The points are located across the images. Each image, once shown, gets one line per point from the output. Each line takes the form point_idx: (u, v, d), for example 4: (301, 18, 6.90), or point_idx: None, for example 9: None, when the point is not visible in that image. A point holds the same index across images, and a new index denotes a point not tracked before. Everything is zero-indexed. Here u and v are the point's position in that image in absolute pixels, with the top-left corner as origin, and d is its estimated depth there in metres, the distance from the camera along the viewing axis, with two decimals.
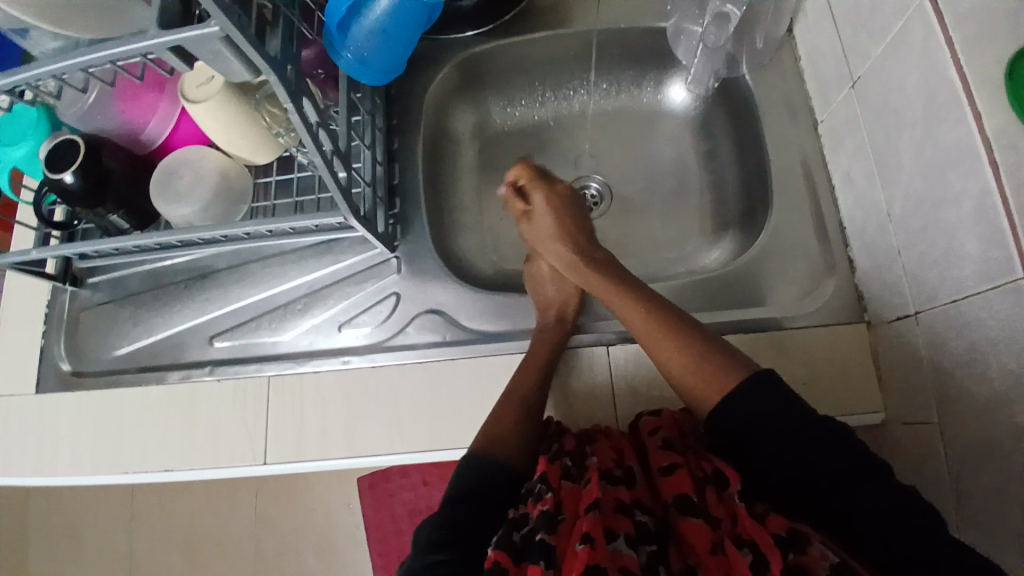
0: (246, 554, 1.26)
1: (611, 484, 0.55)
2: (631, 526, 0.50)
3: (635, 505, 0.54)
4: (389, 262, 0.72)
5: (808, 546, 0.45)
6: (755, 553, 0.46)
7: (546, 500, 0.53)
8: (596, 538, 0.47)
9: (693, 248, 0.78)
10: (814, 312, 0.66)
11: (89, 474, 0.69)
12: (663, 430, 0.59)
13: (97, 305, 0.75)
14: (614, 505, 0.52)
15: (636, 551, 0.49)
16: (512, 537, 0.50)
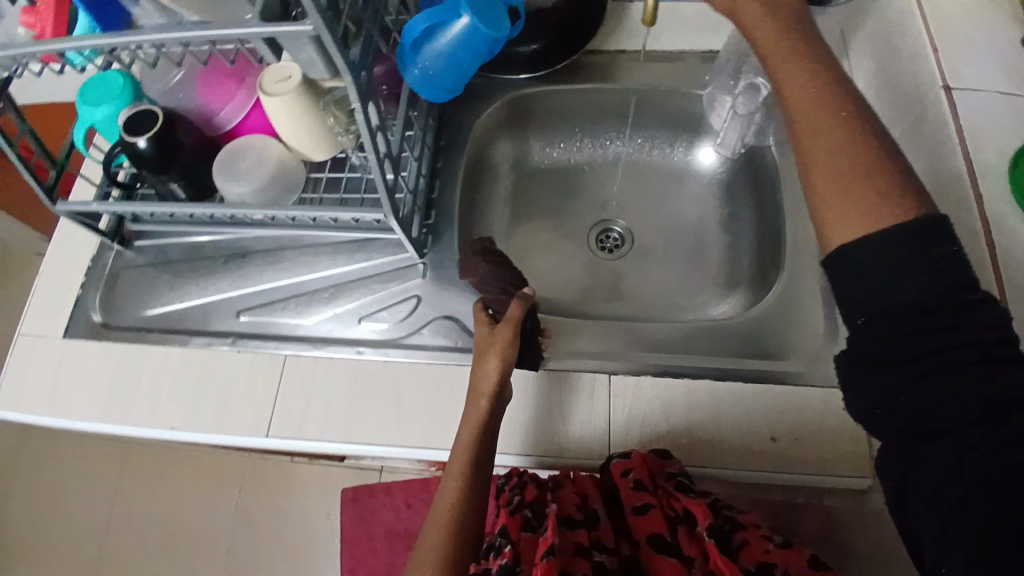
0: (219, 547, 1.25)
1: (572, 528, 0.63)
2: (587, 568, 0.59)
3: (594, 547, 0.63)
4: (416, 267, 0.76)
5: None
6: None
7: (505, 553, 0.60)
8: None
9: (705, 300, 0.81)
10: (813, 373, 0.68)
11: (99, 421, 0.71)
12: (635, 472, 0.61)
13: (137, 266, 0.79)
14: (573, 548, 0.61)
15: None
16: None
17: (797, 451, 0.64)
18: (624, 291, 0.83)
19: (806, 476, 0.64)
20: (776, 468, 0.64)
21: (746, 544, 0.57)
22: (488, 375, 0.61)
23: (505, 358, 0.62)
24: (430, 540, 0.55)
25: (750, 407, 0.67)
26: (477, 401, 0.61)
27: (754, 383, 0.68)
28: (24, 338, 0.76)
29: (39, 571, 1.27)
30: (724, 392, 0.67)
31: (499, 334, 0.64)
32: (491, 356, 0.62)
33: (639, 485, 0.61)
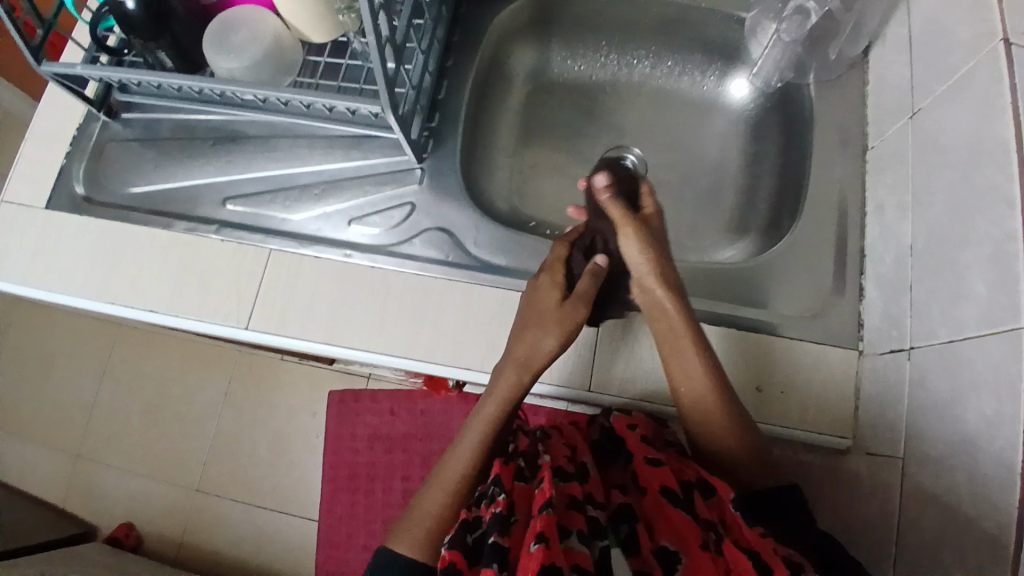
0: (206, 434, 1.28)
1: (563, 481, 0.57)
2: (584, 523, 0.52)
3: (587, 501, 0.56)
4: (414, 172, 0.72)
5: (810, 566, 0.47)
6: (755, 558, 0.48)
7: (500, 501, 0.53)
8: (549, 537, 0.48)
9: (710, 243, 0.76)
10: (810, 328, 0.65)
11: (79, 297, 0.69)
12: (640, 428, 0.63)
13: (125, 140, 0.75)
14: (567, 501, 0.54)
15: (589, 548, 0.50)
16: (464, 537, 0.52)
17: (783, 404, 0.63)
18: None
19: (784, 430, 0.63)
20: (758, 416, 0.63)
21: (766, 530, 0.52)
22: (541, 351, 0.59)
23: (564, 343, 0.61)
24: (429, 503, 0.56)
25: (740, 354, 0.64)
26: (515, 373, 0.60)
27: (750, 331, 0.65)
28: (6, 205, 0.73)
29: (30, 437, 1.31)
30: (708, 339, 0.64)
31: (570, 312, 0.61)
32: (553, 335, 0.60)
33: (643, 437, 0.62)
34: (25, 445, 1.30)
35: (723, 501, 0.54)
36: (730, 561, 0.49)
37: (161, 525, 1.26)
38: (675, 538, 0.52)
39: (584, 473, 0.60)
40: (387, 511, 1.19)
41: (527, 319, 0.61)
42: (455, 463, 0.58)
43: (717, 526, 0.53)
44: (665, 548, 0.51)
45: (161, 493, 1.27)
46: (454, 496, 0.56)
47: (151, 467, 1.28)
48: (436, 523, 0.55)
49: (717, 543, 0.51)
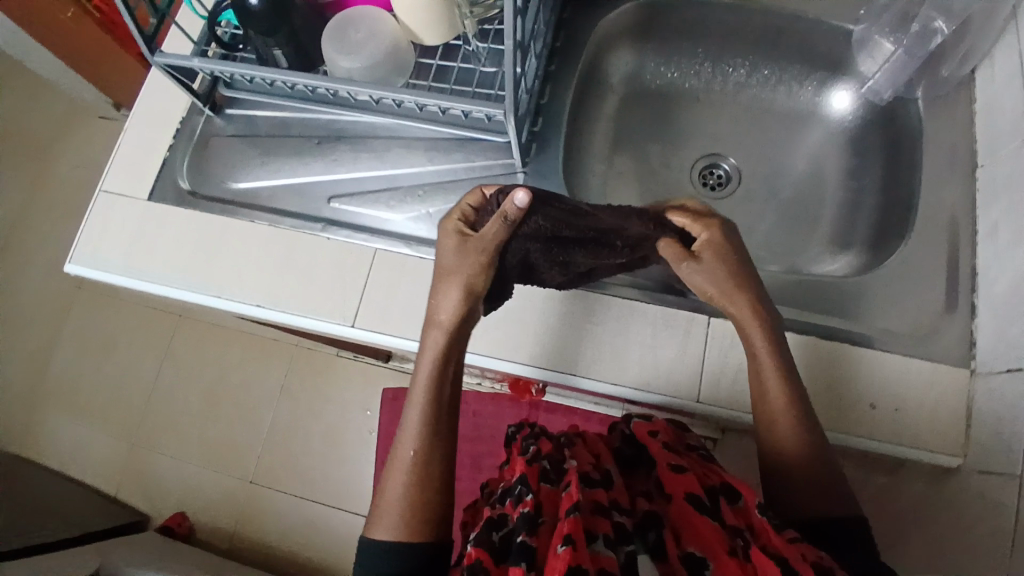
0: (261, 423, 1.29)
1: (589, 486, 0.55)
2: (610, 528, 0.51)
3: (613, 507, 0.54)
4: (516, 177, 0.72)
5: None
6: (782, 565, 0.46)
7: (527, 502, 0.53)
8: (576, 540, 0.47)
9: (812, 254, 0.75)
10: (920, 346, 0.65)
11: (184, 287, 0.69)
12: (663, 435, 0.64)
13: (228, 136, 0.75)
14: (594, 506, 0.52)
15: (615, 552, 0.49)
16: (490, 536, 0.53)
17: (893, 421, 0.63)
18: None
19: (862, 441, 0.63)
20: (837, 426, 0.63)
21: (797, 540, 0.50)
22: (448, 304, 0.57)
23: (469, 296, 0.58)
24: (396, 488, 0.54)
25: (851, 367, 0.64)
26: (434, 333, 0.58)
27: (861, 346, 0.65)
28: (106, 195, 0.73)
29: (84, 423, 1.32)
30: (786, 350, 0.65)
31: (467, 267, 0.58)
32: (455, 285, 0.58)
33: (667, 444, 0.62)
34: (80, 430, 1.32)
35: (749, 507, 0.53)
36: (759, 570, 0.46)
37: (214, 515, 1.26)
38: (700, 543, 0.50)
39: (609, 479, 0.58)
40: None
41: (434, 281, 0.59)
42: (408, 445, 0.56)
43: (744, 532, 0.51)
44: (692, 556, 0.49)
45: (213, 482, 1.27)
46: (420, 477, 0.55)
47: (204, 456, 1.28)
48: (406, 508, 0.53)
49: (745, 550, 0.49)
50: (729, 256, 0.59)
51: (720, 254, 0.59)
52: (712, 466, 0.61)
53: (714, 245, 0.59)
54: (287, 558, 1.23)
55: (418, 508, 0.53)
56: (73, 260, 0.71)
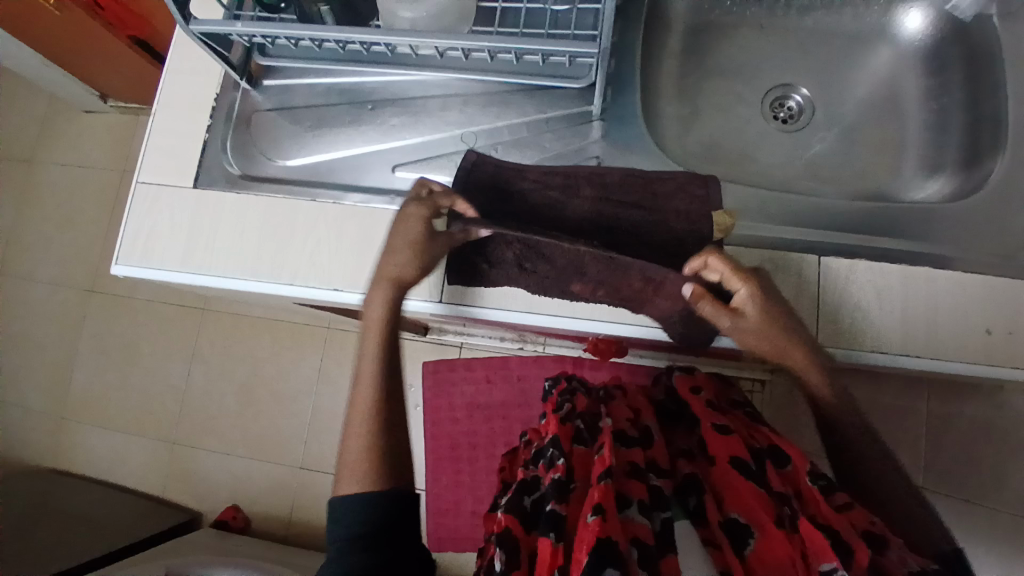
0: (304, 408, 1.25)
1: (625, 446, 0.49)
2: (645, 493, 0.44)
3: (650, 469, 0.48)
4: (593, 125, 0.67)
5: (889, 548, 0.39)
6: (830, 535, 0.40)
7: (559, 467, 0.47)
8: (606, 509, 0.40)
9: (901, 182, 0.72)
10: None
11: (248, 279, 0.64)
12: (705, 391, 0.58)
13: (271, 110, 0.69)
14: (628, 469, 0.46)
15: (650, 519, 0.42)
16: (520, 503, 0.47)
17: (1013, 346, 0.60)
18: (804, 167, 0.74)
19: (947, 363, 0.61)
20: (924, 351, 0.61)
21: (851, 507, 0.43)
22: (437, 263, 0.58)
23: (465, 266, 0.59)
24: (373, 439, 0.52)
25: (967, 296, 0.61)
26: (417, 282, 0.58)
27: (983, 274, 0.61)
28: (145, 186, 0.67)
29: (117, 427, 1.29)
30: (903, 286, 0.62)
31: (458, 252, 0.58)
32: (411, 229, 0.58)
33: (709, 403, 0.56)
34: (114, 434, 1.28)
35: (799, 473, 0.46)
36: (807, 540, 0.39)
37: (267, 505, 1.23)
38: (743, 508, 0.43)
39: (649, 436, 0.52)
40: (492, 477, 1.20)
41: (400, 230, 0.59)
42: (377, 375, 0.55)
43: (792, 500, 0.44)
44: (732, 521, 0.43)
45: (262, 473, 1.24)
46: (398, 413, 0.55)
47: (248, 447, 1.25)
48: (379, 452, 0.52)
49: (793, 519, 0.42)
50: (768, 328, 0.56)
51: (759, 322, 0.55)
52: (756, 426, 0.54)
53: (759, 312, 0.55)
54: None
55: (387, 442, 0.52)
56: (120, 261, 0.65)
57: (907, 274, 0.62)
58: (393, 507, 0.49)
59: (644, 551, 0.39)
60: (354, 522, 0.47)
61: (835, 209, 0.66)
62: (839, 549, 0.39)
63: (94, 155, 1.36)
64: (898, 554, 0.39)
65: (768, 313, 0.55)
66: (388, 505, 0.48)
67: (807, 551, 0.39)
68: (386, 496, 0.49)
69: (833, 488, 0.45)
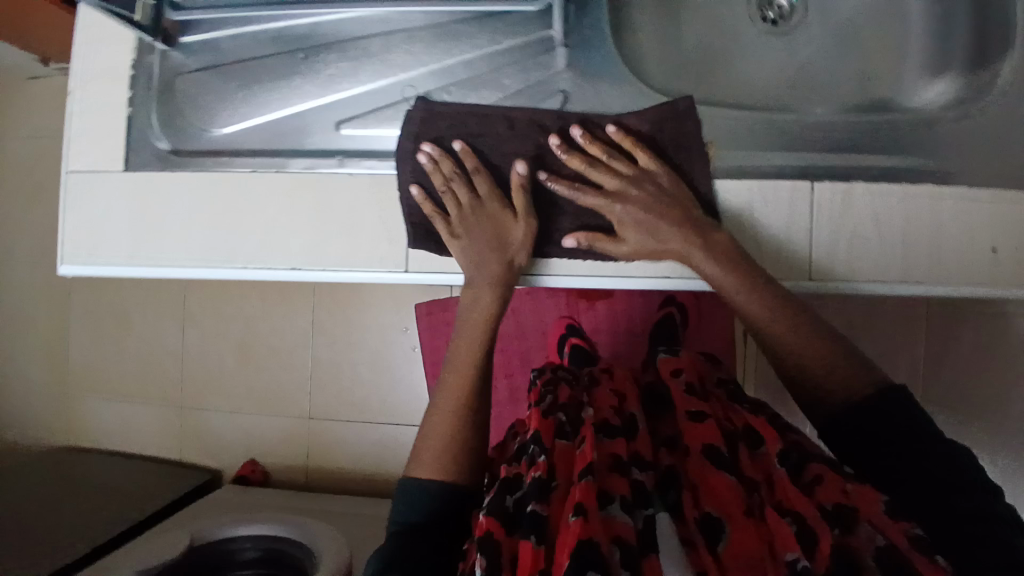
0: (303, 362, 1.25)
1: (608, 438, 0.49)
2: (628, 489, 0.44)
3: (633, 461, 0.47)
4: (555, 53, 0.59)
5: (857, 525, 0.39)
6: (797, 522, 0.40)
7: (539, 465, 0.47)
8: (588, 508, 0.41)
9: (903, 85, 0.66)
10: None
11: (202, 266, 0.60)
12: (686, 373, 0.57)
13: (194, 72, 0.62)
14: (610, 463, 0.47)
15: (632, 517, 0.42)
16: (502, 502, 0.46)
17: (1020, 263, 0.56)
18: (795, 76, 0.67)
19: (952, 288, 0.56)
20: (927, 278, 0.56)
21: (823, 481, 0.43)
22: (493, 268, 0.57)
23: (494, 245, 0.57)
24: (437, 432, 0.56)
25: (972, 214, 0.56)
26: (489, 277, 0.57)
27: (990, 188, 0.56)
28: (74, 176, 0.62)
29: (124, 396, 1.30)
30: (904, 210, 0.56)
31: None
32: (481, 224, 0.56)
33: (688, 387, 0.55)
34: (122, 403, 1.30)
35: (770, 454, 0.46)
36: (773, 532, 0.41)
37: (281, 456, 1.27)
38: (716, 502, 0.44)
39: (632, 427, 0.52)
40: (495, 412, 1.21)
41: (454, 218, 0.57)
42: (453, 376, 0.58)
43: (762, 486, 0.45)
44: (708, 517, 0.43)
45: (272, 428, 1.27)
46: (455, 408, 0.57)
47: (254, 404, 1.27)
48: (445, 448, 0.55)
49: (762, 507, 0.43)
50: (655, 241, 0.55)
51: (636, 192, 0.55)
52: (734, 408, 0.54)
53: (630, 203, 0.55)
54: (362, 481, 1.25)
55: (453, 441, 0.55)
56: (65, 261, 0.61)
57: (912, 196, 0.56)
58: (450, 505, 0.53)
59: (625, 550, 0.40)
60: (415, 511, 0.53)
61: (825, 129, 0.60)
62: (805, 538, 0.39)
63: (45, 121, 1.28)
64: (868, 531, 0.38)
65: (642, 228, 0.55)
66: (450, 502, 0.53)
67: (774, 543, 0.40)
68: (449, 494, 0.53)
69: (805, 461, 0.45)
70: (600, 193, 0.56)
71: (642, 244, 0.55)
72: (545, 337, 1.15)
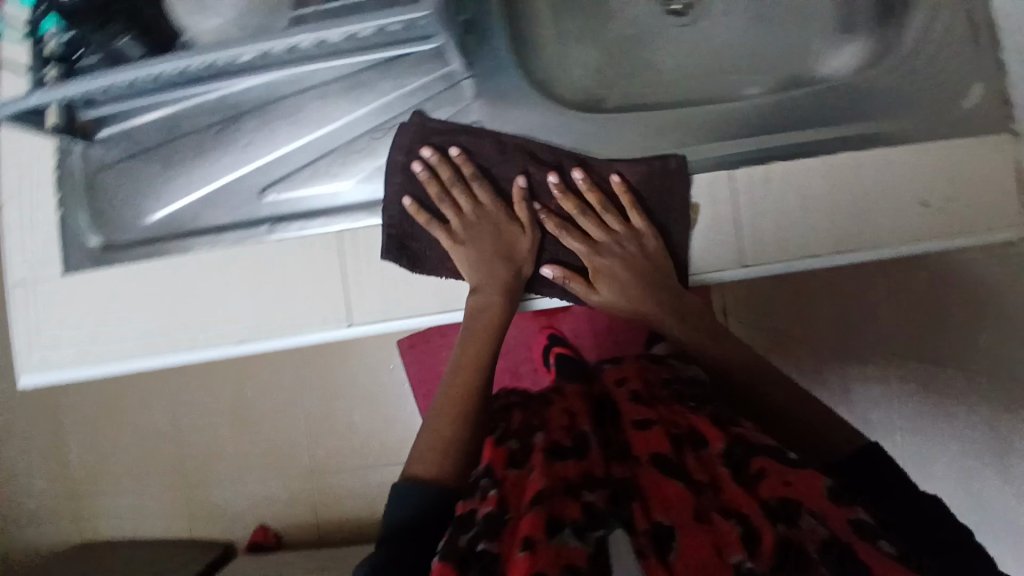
0: (296, 417, 1.25)
1: (557, 461, 0.49)
2: (579, 513, 0.44)
3: (584, 484, 0.47)
4: (462, 84, 0.60)
5: (801, 520, 0.42)
6: (742, 524, 0.42)
7: (490, 500, 0.47)
8: (537, 541, 0.41)
9: (817, 53, 0.66)
10: (941, 127, 0.58)
11: (155, 354, 0.61)
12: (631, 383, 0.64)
13: (116, 163, 0.62)
14: (561, 488, 0.46)
15: (583, 541, 0.42)
16: (456, 543, 0.44)
17: (948, 215, 0.57)
18: (712, 63, 0.67)
19: (882, 249, 0.57)
20: (856, 245, 0.57)
21: (765, 476, 0.47)
22: (496, 274, 0.59)
23: (499, 255, 0.59)
24: (443, 426, 0.57)
25: (894, 179, 0.57)
26: (491, 288, 0.59)
27: (902, 147, 0.57)
28: (18, 288, 0.62)
29: (126, 480, 1.30)
30: (826, 183, 0.57)
31: None
32: (484, 237, 0.59)
33: (634, 395, 0.61)
34: (126, 488, 1.30)
35: (714, 457, 0.50)
36: (721, 536, 0.42)
37: (290, 515, 1.26)
38: (668, 513, 0.44)
39: (583, 447, 0.51)
40: None
41: (460, 228, 0.60)
42: (462, 373, 0.61)
43: (707, 490, 0.47)
44: (660, 529, 0.43)
45: (276, 488, 1.26)
46: (460, 407, 0.58)
47: (256, 467, 1.27)
48: (448, 447, 0.56)
49: (709, 510, 0.45)
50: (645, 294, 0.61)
51: (624, 245, 0.60)
52: (677, 411, 0.58)
53: (615, 259, 0.60)
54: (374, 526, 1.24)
55: (451, 442, 0.56)
56: (25, 372, 0.62)
57: (835, 168, 0.57)
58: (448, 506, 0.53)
59: None
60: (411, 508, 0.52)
61: (749, 111, 0.60)
62: (749, 537, 0.41)
63: None
64: (810, 523, 0.42)
65: (617, 284, 0.60)
66: (448, 501, 0.53)
67: (722, 546, 0.41)
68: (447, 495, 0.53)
69: (750, 455, 0.49)
70: (586, 240, 0.60)
71: (612, 299, 0.61)
72: (531, 349, 1.14)
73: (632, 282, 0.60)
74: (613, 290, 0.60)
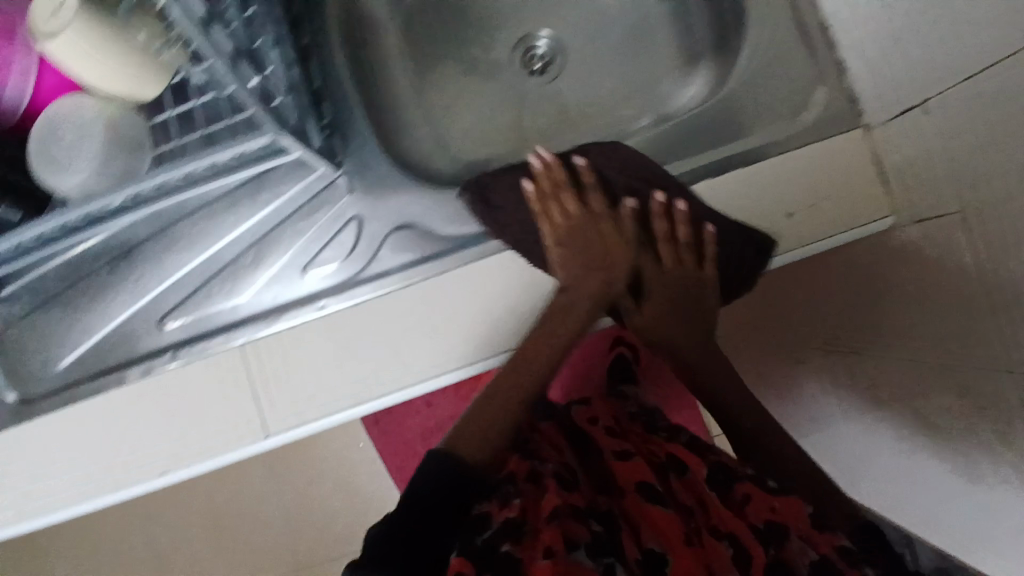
0: (274, 516, 1.23)
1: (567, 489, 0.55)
2: (586, 534, 0.49)
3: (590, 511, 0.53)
4: (336, 184, 0.63)
5: (788, 541, 0.45)
6: (734, 544, 0.47)
7: (512, 508, 0.52)
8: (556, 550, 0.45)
9: (669, 88, 0.71)
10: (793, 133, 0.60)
11: (83, 499, 0.62)
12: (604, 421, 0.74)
13: (19, 320, 0.64)
14: (572, 510, 0.52)
15: (595, 560, 0.46)
16: (472, 543, 0.48)
17: (816, 218, 0.59)
18: (577, 116, 0.72)
19: None
20: None
21: (750, 500, 0.51)
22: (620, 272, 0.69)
23: (594, 263, 0.67)
24: (476, 417, 0.63)
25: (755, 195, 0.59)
26: (604, 273, 0.68)
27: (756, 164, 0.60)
28: None
29: None
30: None
31: None
32: (608, 241, 0.68)
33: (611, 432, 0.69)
34: None
35: (697, 481, 0.57)
36: (714, 557, 0.47)
37: None
38: (657, 534, 0.49)
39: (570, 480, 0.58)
40: None
41: (581, 234, 0.66)
42: (500, 372, 0.64)
43: (695, 513, 0.53)
44: (652, 551, 0.48)
45: None
46: (493, 400, 0.64)
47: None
48: (481, 429, 0.62)
49: (698, 534, 0.50)
50: (681, 325, 0.70)
51: (684, 279, 0.69)
52: (653, 443, 0.67)
53: (664, 289, 0.69)
54: None
55: (487, 429, 0.62)
56: None
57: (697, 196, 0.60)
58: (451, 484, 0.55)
59: None
60: (420, 488, 0.54)
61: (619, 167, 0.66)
62: (741, 560, 0.45)
63: None
64: (798, 545, 0.45)
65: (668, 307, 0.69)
66: (449, 483, 0.55)
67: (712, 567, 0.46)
68: (444, 467, 0.57)
69: (736, 482, 0.53)
70: (663, 263, 0.68)
71: (650, 324, 0.70)
72: None
73: (667, 306, 0.69)
74: (642, 317, 0.71)
